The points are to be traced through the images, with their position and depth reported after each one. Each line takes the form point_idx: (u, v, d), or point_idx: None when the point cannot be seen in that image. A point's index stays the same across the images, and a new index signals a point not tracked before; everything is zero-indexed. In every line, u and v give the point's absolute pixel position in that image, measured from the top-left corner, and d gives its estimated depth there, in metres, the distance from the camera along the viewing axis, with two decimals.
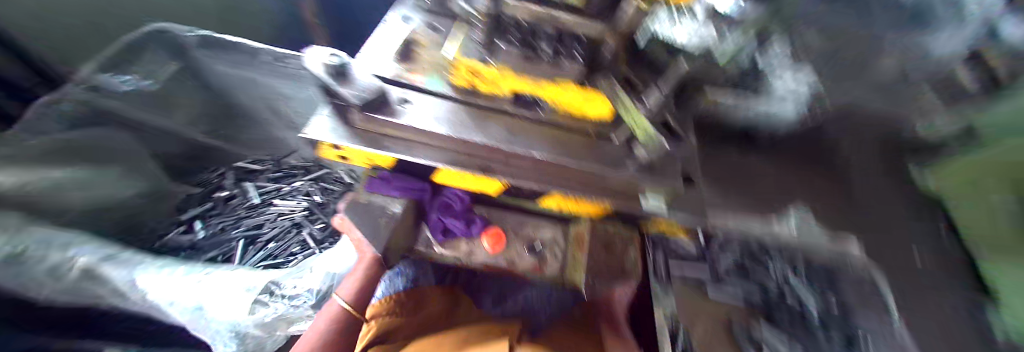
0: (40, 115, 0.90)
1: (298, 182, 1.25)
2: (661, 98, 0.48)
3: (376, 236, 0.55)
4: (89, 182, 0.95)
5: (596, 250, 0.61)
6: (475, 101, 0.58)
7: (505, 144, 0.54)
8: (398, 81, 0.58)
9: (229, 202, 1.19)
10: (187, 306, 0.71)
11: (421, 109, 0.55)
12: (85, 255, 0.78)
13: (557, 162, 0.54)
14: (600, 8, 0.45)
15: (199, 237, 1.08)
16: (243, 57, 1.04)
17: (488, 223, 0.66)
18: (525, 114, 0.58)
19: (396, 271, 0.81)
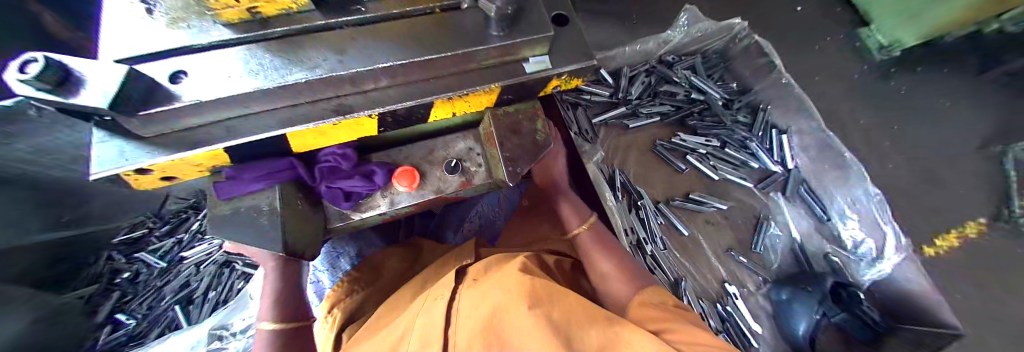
0: None
1: (196, 223, 1.06)
2: None
3: (265, 238, 0.47)
4: None
5: (505, 136, 0.55)
6: (278, 30, 0.42)
7: (338, 66, 0.42)
8: (156, 54, 0.40)
9: (138, 280, 1.00)
10: None
11: (208, 73, 0.39)
12: None
13: (412, 61, 0.44)
14: None
15: (133, 325, 0.93)
16: None
17: (394, 165, 0.58)
18: (348, 21, 0.44)
19: (337, 253, 0.77)
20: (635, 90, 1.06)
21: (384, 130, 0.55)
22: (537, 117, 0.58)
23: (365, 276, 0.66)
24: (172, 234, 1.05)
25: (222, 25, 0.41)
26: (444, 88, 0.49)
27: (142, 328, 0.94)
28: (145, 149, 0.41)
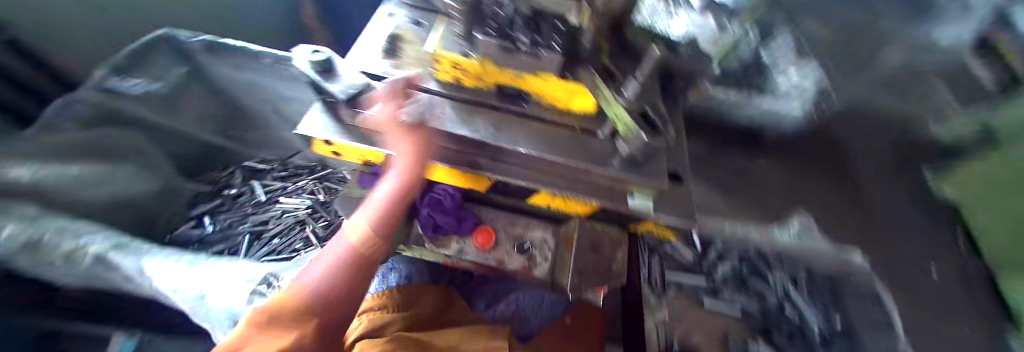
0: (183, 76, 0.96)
1: (304, 182, 1.36)
2: (636, 88, 0.44)
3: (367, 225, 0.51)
4: (100, 180, 0.99)
5: (583, 250, 0.60)
6: (461, 96, 0.59)
7: (490, 138, 0.53)
8: (383, 77, 0.57)
9: (237, 200, 1.31)
10: (190, 295, 0.72)
11: (406, 104, 0.55)
12: (98, 243, 0.76)
13: (542, 156, 0.53)
14: None
15: (207, 232, 1.20)
16: (239, 60, 1.09)
17: (480, 221, 0.66)
18: (513, 109, 0.59)
19: (389, 267, 0.80)
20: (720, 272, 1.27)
21: (489, 191, 0.64)
22: (620, 246, 0.61)
23: (398, 303, 0.69)
24: (283, 180, 1.38)
25: (430, 79, 0.59)
26: (559, 183, 0.57)
27: (210, 237, 1.19)
28: (333, 125, 0.56)
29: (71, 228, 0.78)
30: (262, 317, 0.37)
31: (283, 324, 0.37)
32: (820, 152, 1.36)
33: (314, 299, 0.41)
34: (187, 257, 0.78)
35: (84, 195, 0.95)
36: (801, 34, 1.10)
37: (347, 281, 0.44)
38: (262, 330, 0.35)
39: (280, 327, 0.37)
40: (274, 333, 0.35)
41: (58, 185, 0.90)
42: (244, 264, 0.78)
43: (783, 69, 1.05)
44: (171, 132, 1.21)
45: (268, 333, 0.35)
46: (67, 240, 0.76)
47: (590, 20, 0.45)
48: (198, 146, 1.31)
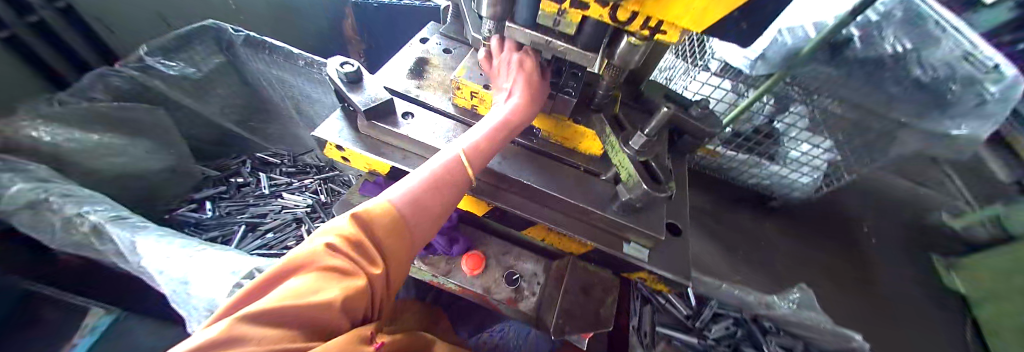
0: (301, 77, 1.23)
1: (310, 180, 1.38)
2: (643, 139, 0.45)
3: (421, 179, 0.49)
4: (120, 149, 1.00)
5: (572, 291, 0.57)
6: (474, 122, 0.61)
7: (495, 165, 0.56)
8: (406, 95, 0.63)
9: (242, 189, 1.33)
10: (175, 277, 0.70)
11: (421, 123, 0.59)
12: (96, 213, 0.74)
13: (542, 189, 0.55)
14: (589, 40, 0.45)
15: (205, 216, 1.21)
16: (274, 58, 1.16)
17: (473, 245, 0.66)
18: (522, 140, 0.61)
19: None
20: (713, 333, 1.07)
21: (486, 216, 0.65)
22: (612, 291, 0.59)
23: None
24: (290, 176, 1.41)
25: (448, 102, 0.63)
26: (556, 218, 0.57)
27: (207, 221, 1.20)
28: (347, 131, 0.59)
29: (76, 196, 0.77)
30: (350, 233, 0.33)
31: (365, 248, 0.33)
32: (823, 222, 1.46)
33: (397, 227, 0.36)
34: (179, 238, 0.77)
35: (97, 164, 0.95)
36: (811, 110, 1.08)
37: (431, 209, 0.40)
38: (347, 253, 0.32)
39: (360, 254, 0.33)
40: (354, 260, 0.32)
41: (78, 149, 0.91)
42: (233, 256, 0.76)
43: (795, 143, 1.14)
44: (193, 114, 1.26)
45: (351, 259, 0.31)
46: (68, 207, 0.74)
47: (610, 71, 0.49)
48: (216, 131, 1.36)
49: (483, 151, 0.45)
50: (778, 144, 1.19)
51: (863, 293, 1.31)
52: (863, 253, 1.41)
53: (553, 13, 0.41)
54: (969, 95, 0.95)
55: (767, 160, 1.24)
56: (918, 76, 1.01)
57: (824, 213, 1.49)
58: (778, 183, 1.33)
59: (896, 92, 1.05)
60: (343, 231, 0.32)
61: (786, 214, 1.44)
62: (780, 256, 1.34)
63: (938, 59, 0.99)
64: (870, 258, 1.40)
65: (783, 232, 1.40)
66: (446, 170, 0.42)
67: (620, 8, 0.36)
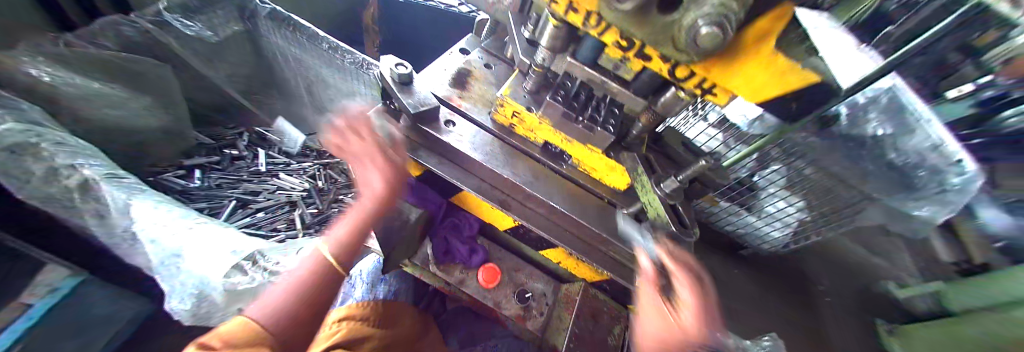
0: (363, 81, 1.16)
1: (308, 163, 1.35)
2: (675, 185, 0.51)
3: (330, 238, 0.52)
4: (117, 102, 0.94)
5: (583, 317, 0.59)
6: (511, 140, 0.63)
7: (527, 184, 0.58)
8: (448, 103, 0.65)
9: (235, 162, 1.28)
10: (166, 249, 0.68)
11: (462, 132, 0.60)
12: (91, 169, 0.72)
13: (568, 215, 0.57)
14: (643, 88, 0.49)
15: (192, 185, 1.15)
16: (297, 36, 1.14)
17: (488, 258, 0.67)
18: (553, 164, 0.63)
19: (382, 278, 0.84)
20: None
21: (506, 232, 0.67)
22: (618, 321, 0.62)
23: (378, 317, 0.71)
24: (287, 157, 1.37)
25: (487, 117, 0.65)
26: (579, 246, 0.59)
27: (194, 191, 1.14)
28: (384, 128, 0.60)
29: (70, 146, 0.73)
30: (227, 333, 0.39)
31: (247, 337, 0.39)
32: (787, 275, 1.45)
33: (268, 323, 0.41)
34: (177, 208, 0.75)
35: (93, 113, 0.89)
36: (788, 170, 1.16)
37: (314, 294, 0.46)
38: (231, 340, 0.38)
39: (253, 337, 0.39)
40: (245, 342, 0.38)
41: (77, 95, 0.86)
42: (232, 234, 0.74)
43: (770, 198, 1.23)
44: (200, 78, 1.21)
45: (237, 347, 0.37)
46: (60, 157, 0.70)
47: (646, 115, 0.54)
48: (219, 98, 1.32)
49: (349, 241, 0.51)
50: (756, 198, 1.26)
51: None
52: (823, 312, 1.38)
53: (617, 58, 0.44)
54: (932, 183, 0.81)
55: (743, 209, 1.30)
56: (890, 160, 0.90)
57: (784, 266, 1.47)
58: (752, 233, 1.34)
59: (871, 169, 0.97)
60: (215, 335, 0.39)
61: (756, 259, 1.43)
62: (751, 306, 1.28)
63: (914, 148, 0.82)
64: (826, 316, 1.37)
65: (753, 280, 1.37)
66: (307, 276, 0.47)
67: (681, 66, 0.40)
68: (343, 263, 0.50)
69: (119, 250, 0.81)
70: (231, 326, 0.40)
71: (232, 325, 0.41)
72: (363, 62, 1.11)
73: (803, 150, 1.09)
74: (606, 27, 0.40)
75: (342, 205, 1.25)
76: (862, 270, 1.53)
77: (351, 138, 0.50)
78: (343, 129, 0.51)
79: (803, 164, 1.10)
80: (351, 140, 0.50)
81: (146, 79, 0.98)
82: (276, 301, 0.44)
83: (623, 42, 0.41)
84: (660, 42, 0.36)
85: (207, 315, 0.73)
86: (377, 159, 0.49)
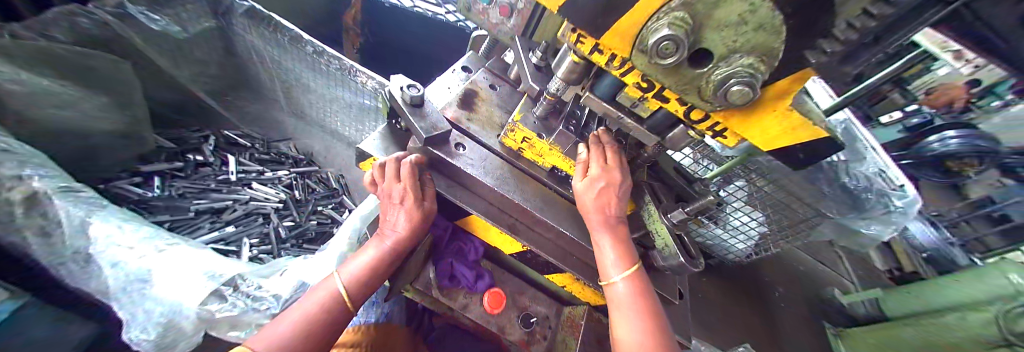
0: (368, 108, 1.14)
1: (285, 173, 1.26)
2: (683, 215, 0.53)
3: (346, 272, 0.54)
4: (68, 102, 0.84)
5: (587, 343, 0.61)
6: (518, 163, 0.63)
7: (537, 210, 0.59)
8: (456, 125, 0.64)
9: (200, 169, 1.17)
10: (133, 274, 0.63)
11: (471, 156, 0.60)
12: (43, 181, 0.65)
13: (577, 241, 0.58)
14: (656, 124, 0.51)
15: (150, 195, 1.03)
16: (279, 37, 1.06)
17: (494, 281, 0.67)
18: (560, 189, 0.64)
19: (372, 301, 0.78)
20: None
21: (511, 255, 0.68)
22: None
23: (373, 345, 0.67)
24: (261, 164, 1.26)
25: (495, 140, 0.65)
26: (586, 273, 0.61)
27: (153, 201, 1.03)
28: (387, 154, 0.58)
29: (16, 153, 0.65)
30: None
31: None
32: (750, 282, 1.58)
33: None
34: (144, 227, 0.70)
35: (37, 113, 0.79)
36: (750, 187, 1.13)
37: (323, 332, 0.46)
38: None
39: None
40: None
41: (20, 93, 0.75)
42: (207, 255, 0.69)
43: (737, 213, 1.24)
44: (165, 76, 1.11)
45: None
46: (7, 166, 0.62)
47: (654, 147, 0.57)
48: (185, 97, 1.21)
49: (365, 279, 0.53)
50: (723, 212, 1.27)
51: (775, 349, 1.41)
52: (776, 315, 1.52)
53: (636, 97, 0.46)
54: (878, 205, 1.07)
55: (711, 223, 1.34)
56: (845, 183, 1.10)
57: (746, 275, 1.59)
58: (721, 244, 1.44)
59: (828, 191, 1.11)
60: None
61: (723, 268, 1.57)
62: (712, 310, 1.43)
63: (864, 173, 1.08)
64: (783, 319, 1.51)
65: (720, 288, 1.51)
66: (320, 308, 0.48)
67: (698, 110, 0.42)
68: (354, 300, 0.51)
69: (63, 271, 0.69)
70: None
71: None
72: (351, 68, 1.05)
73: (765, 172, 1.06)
74: (629, 69, 0.41)
75: (322, 218, 1.19)
76: (816, 277, 1.70)
77: (390, 178, 0.53)
78: (384, 169, 0.54)
79: (762, 184, 1.09)
80: (394, 182, 0.53)
81: (100, 75, 0.88)
82: (280, 334, 0.43)
83: (644, 84, 0.42)
84: (684, 90, 0.38)
85: None
86: (415, 208, 0.54)
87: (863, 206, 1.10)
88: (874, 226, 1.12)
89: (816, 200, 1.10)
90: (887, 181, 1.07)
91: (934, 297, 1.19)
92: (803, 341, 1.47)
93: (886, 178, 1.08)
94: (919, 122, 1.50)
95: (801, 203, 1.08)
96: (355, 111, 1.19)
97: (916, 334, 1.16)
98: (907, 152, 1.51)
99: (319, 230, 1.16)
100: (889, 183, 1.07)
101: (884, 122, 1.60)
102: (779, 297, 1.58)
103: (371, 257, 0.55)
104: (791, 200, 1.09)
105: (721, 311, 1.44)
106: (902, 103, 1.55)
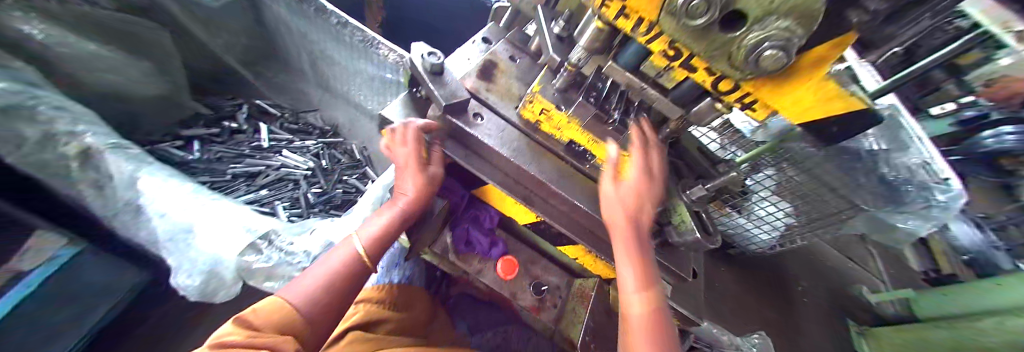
0: (390, 81, 1.15)
1: (311, 142, 1.31)
2: (703, 192, 0.54)
3: (364, 233, 0.55)
4: (114, 67, 0.90)
5: (598, 312, 0.64)
6: (536, 136, 0.63)
7: (553, 182, 0.59)
8: (475, 95, 0.64)
9: (235, 136, 1.23)
10: (178, 225, 0.69)
11: (489, 127, 0.60)
12: (95, 136, 0.71)
13: (593, 215, 0.59)
14: (681, 95, 0.50)
15: (191, 158, 1.11)
16: (305, 9, 1.07)
17: (507, 250, 0.70)
18: (577, 163, 0.64)
19: (395, 263, 0.83)
20: None
21: (525, 225, 0.69)
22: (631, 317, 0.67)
23: (395, 303, 0.71)
24: (290, 134, 1.32)
25: (513, 112, 0.65)
26: (600, 246, 0.61)
27: (194, 164, 1.10)
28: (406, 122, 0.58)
29: (70, 111, 0.71)
30: (258, 313, 0.38)
31: (281, 321, 0.39)
32: (771, 274, 1.52)
33: (300, 310, 0.42)
34: (186, 184, 0.76)
35: (86, 76, 0.85)
36: (780, 176, 1.06)
37: (346, 289, 0.48)
38: (265, 320, 0.38)
39: (286, 322, 0.39)
40: (277, 325, 0.38)
41: (70, 56, 0.81)
42: (242, 212, 0.74)
43: (762, 203, 1.19)
44: (199, 45, 1.16)
45: (270, 329, 0.37)
46: (61, 122, 0.68)
47: (677, 123, 0.55)
48: (217, 66, 1.26)
49: (380, 238, 0.55)
50: (748, 201, 1.23)
51: (787, 340, 1.40)
52: (795, 307, 1.48)
53: (660, 66, 0.44)
54: (918, 198, 0.97)
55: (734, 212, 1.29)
56: (882, 173, 0.99)
57: (767, 266, 1.53)
58: (741, 234, 1.38)
59: (866, 182, 1.01)
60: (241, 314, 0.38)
61: (745, 258, 1.50)
62: (725, 299, 1.38)
63: (905, 163, 1.01)
64: (801, 313, 1.48)
65: (738, 277, 1.45)
66: (343, 265, 0.50)
67: (727, 80, 0.40)
68: (372, 259, 0.53)
69: (118, 223, 0.78)
70: (264, 305, 0.40)
71: (257, 306, 0.40)
72: (374, 40, 1.06)
73: (794, 160, 0.96)
74: (655, 35, 0.39)
75: (347, 186, 1.23)
76: (843, 273, 1.63)
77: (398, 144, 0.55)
78: (395, 134, 0.55)
79: (793, 174, 1.00)
80: (401, 145, 0.54)
81: (144, 42, 0.93)
82: (307, 288, 0.44)
83: (670, 52, 0.40)
84: (715, 56, 0.36)
85: (213, 295, 0.72)
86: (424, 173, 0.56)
87: (908, 202, 0.99)
88: (912, 221, 1.04)
89: (849, 189, 1.00)
90: (932, 173, 1.00)
91: (973, 300, 1.13)
92: (818, 336, 1.44)
93: (931, 171, 1.00)
94: (974, 116, 1.40)
95: (833, 193, 1.00)
96: (378, 84, 1.21)
97: (946, 334, 1.12)
98: (957, 147, 1.45)
99: (343, 197, 1.21)
100: (932, 175, 0.99)
101: (935, 113, 1.52)
102: (800, 291, 1.53)
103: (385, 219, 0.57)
104: (823, 189, 1.01)
105: (736, 301, 1.40)
106: (957, 95, 1.46)
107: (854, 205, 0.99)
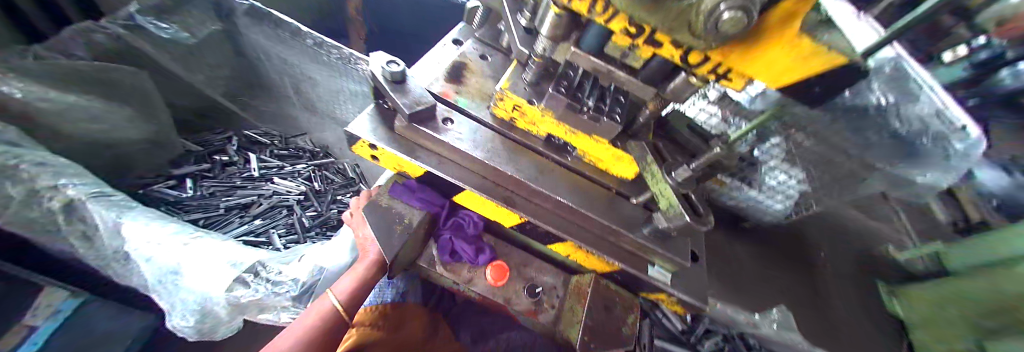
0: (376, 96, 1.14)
1: (302, 166, 1.31)
2: (689, 172, 0.47)
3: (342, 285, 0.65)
4: (97, 116, 0.90)
5: (596, 308, 0.61)
6: (511, 134, 0.61)
7: (530, 180, 0.57)
8: (444, 99, 0.63)
9: (227, 168, 1.24)
10: (165, 265, 0.69)
11: (460, 130, 0.58)
12: (76, 188, 0.70)
13: (576, 209, 0.57)
14: (650, 76, 0.47)
15: (184, 195, 1.12)
16: (281, 34, 1.07)
17: (495, 255, 0.69)
18: (557, 157, 0.62)
19: (388, 281, 0.84)
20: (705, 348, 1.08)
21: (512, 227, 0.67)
22: (631, 311, 0.64)
23: (388, 321, 0.69)
24: (280, 159, 1.32)
25: (486, 112, 0.63)
26: (588, 239, 0.58)
27: (188, 201, 1.12)
28: (376, 134, 0.56)
29: (52, 165, 0.71)
30: None
31: None
32: (796, 246, 1.29)
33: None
34: (170, 223, 0.75)
35: (69, 128, 0.86)
36: (788, 143, 0.92)
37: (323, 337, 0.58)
38: None
39: None
40: None
41: (53, 110, 0.82)
42: (228, 247, 0.74)
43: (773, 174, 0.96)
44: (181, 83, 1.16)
45: None
46: (42, 178, 0.68)
47: (654, 102, 0.52)
48: (202, 101, 1.27)
49: (355, 291, 0.64)
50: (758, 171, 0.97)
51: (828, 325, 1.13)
52: (824, 281, 1.25)
53: (625, 46, 0.41)
54: (935, 150, 0.83)
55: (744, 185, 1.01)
56: (895, 129, 0.87)
57: (790, 238, 1.31)
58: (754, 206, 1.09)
59: (874, 139, 0.90)
60: None
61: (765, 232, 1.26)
62: (758, 287, 1.10)
63: (915, 116, 0.83)
64: (833, 287, 1.25)
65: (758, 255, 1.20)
66: (319, 318, 0.60)
67: (695, 51, 0.36)
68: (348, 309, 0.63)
69: (111, 271, 0.80)
70: None
71: None
72: (352, 56, 1.05)
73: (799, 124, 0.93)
74: (614, 15, 0.36)
75: (341, 206, 1.24)
76: (864, 233, 1.44)
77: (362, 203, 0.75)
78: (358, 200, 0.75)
79: (801, 139, 0.93)
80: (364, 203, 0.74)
81: (120, 86, 0.93)
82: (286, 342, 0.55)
83: (632, 29, 0.37)
84: (675, 28, 0.33)
85: (212, 331, 0.72)
86: None
87: (922, 157, 0.86)
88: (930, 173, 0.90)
89: (862, 150, 0.92)
90: (947, 125, 0.80)
91: None
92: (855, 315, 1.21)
93: (943, 123, 0.80)
94: None
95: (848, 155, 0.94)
96: (362, 101, 1.20)
97: None
98: None
99: (339, 217, 1.22)
100: (945, 125, 0.80)
101: None
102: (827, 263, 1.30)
103: (360, 271, 0.66)
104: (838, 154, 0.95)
105: (763, 285, 1.13)
106: None
107: (870, 166, 0.93)
